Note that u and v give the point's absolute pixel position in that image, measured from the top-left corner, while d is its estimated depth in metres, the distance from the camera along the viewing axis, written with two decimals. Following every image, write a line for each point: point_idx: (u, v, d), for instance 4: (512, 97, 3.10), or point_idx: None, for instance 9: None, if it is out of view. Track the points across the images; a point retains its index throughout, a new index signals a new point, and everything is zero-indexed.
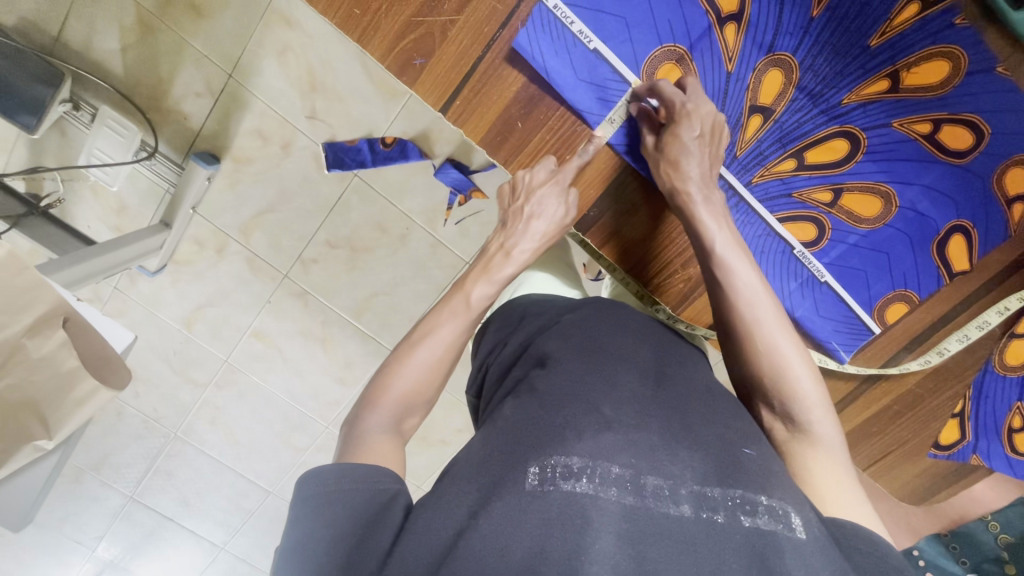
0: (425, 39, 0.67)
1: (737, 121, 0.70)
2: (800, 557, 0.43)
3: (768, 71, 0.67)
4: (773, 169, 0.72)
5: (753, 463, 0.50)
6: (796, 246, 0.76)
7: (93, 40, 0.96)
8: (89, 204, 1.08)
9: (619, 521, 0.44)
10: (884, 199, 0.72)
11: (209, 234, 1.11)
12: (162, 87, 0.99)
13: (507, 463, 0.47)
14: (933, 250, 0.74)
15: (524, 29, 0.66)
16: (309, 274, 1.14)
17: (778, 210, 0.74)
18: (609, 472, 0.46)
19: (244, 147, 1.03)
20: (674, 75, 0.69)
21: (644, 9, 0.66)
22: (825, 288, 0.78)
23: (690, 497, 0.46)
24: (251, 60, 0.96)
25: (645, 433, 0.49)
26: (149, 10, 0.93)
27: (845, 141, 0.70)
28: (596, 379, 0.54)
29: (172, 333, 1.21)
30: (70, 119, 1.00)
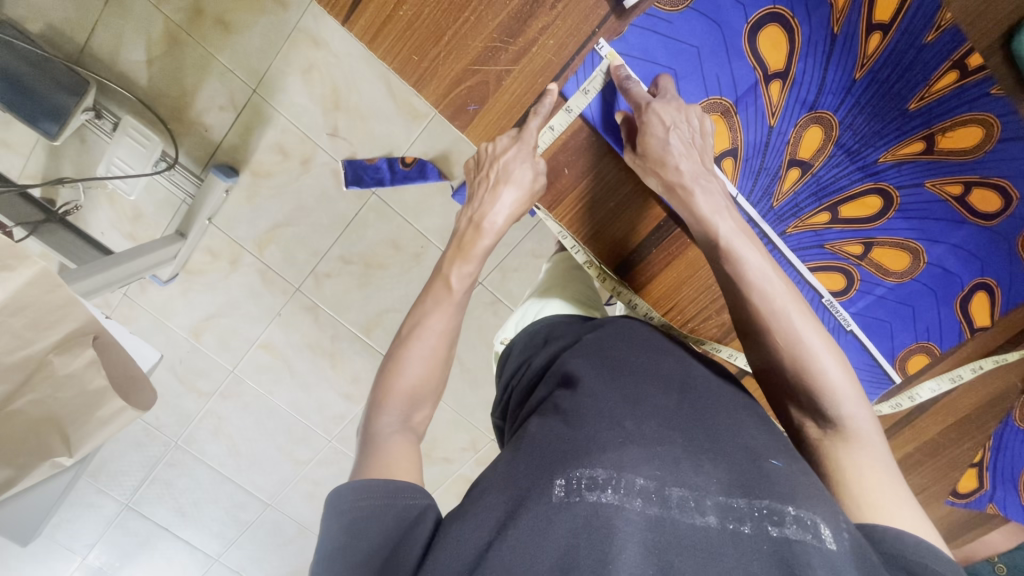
0: (479, 87, 0.71)
1: (774, 173, 0.72)
2: (832, 567, 0.41)
3: (809, 127, 0.70)
4: (807, 221, 0.74)
5: (781, 474, 0.48)
6: (826, 295, 0.77)
7: (120, 51, 0.97)
8: (104, 211, 1.08)
9: (647, 535, 0.43)
10: (912, 253, 0.73)
11: (223, 245, 1.11)
12: (186, 99, 1.00)
13: (534, 473, 0.48)
14: (955, 305, 0.76)
15: (573, 78, 0.69)
16: (321, 289, 1.14)
17: (808, 260, 0.76)
18: (634, 483, 0.46)
19: (264, 161, 1.04)
20: (720, 126, 0.70)
21: (694, 62, 0.68)
22: (851, 337, 0.79)
23: (716, 508, 0.45)
24: (276, 76, 0.98)
25: (668, 446, 0.49)
26: (178, 24, 0.95)
27: (880, 198, 0.71)
28: (619, 395, 0.54)
29: (179, 342, 1.20)
30: (93, 127, 1.00)
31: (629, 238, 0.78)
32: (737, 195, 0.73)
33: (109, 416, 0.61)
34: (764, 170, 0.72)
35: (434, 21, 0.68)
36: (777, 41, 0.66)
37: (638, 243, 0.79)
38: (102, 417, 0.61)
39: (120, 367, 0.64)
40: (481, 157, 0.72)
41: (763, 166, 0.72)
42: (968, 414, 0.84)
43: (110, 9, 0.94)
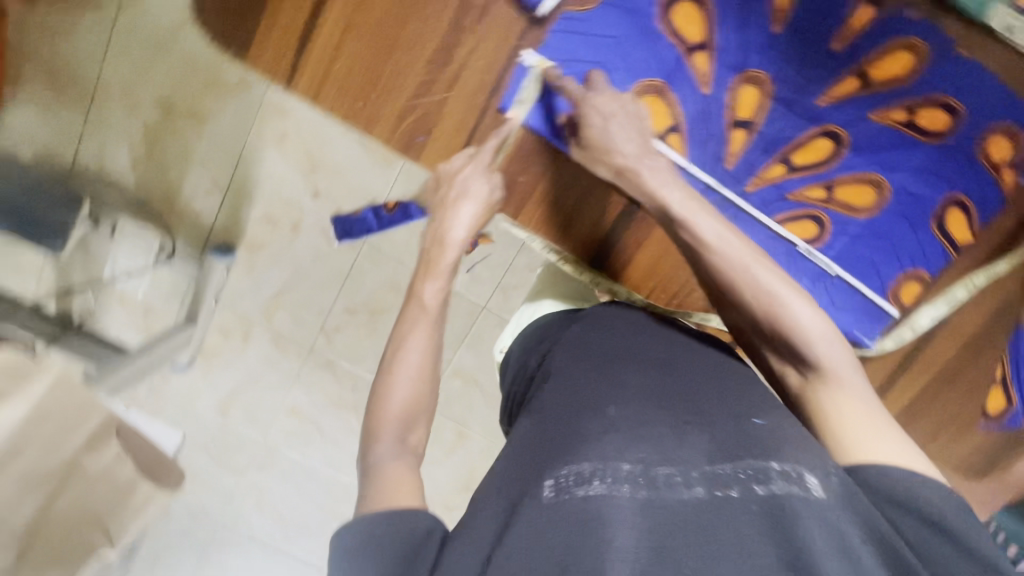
0: (424, 117, 0.75)
1: (720, 138, 0.74)
2: (826, 517, 0.39)
3: (743, 87, 0.72)
4: (764, 177, 0.75)
5: (764, 432, 0.48)
6: (802, 245, 0.77)
7: (106, 160, 1.02)
8: (116, 312, 1.12)
9: (637, 518, 0.42)
10: (875, 186, 0.75)
11: (233, 321, 1.14)
12: (173, 191, 1.05)
13: (525, 480, 0.48)
14: (932, 226, 0.77)
15: (507, 94, 0.73)
16: (333, 344, 1.16)
17: (776, 216, 0.77)
18: (620, 470, 0.46)
19: (256, 233, 1.08)
20: (657, 106, 0.72)
21: (614, 52, 0.70)
22: (839, 282, 0.80)
23: (702, 479, 0.44)
24: (253, 152, 1.02)
25: (653, 428, 0.49)
26: (155, 124, 1.00)
27: (829, 140, 0.73)
28: (600, 384, 0.55)
29: (209, 423, 1.23)
30: (93, 237, 1.05)
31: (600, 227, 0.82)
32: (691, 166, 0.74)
33: None
34: (710, 137, 0.74)
35: (361, 74, 0.73)
36: (691, 15, 0.69)
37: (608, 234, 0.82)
38: None
39: (148, 450, 0.68)
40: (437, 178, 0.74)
41: (708, 133, 0.74)
42: (975, 333, 0.85)
43: (91, 123, 1.00)
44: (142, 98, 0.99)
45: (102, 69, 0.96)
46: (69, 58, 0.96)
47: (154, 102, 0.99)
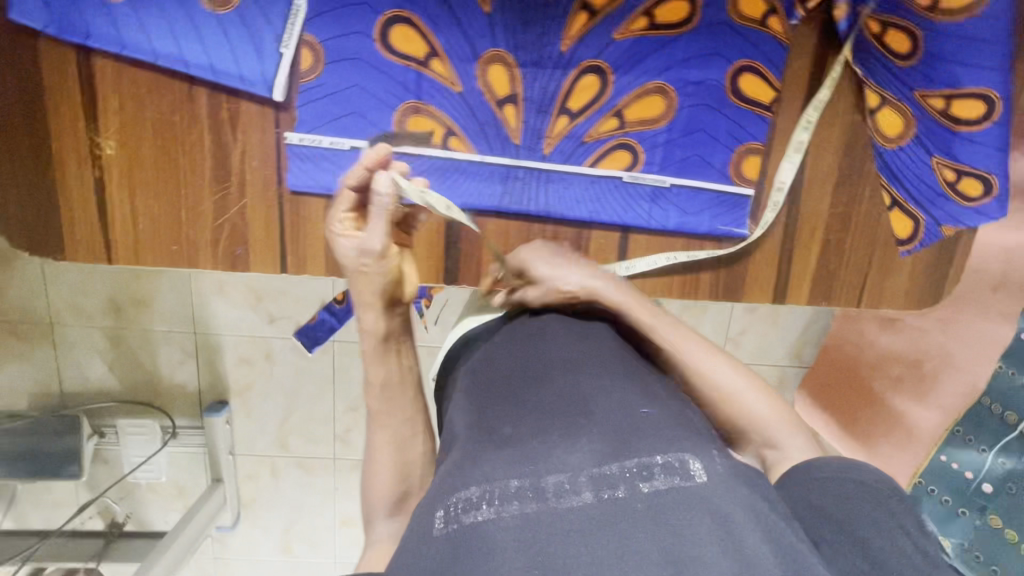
0: (234, 228, 0.54)
1: (492, 123, 0.55)
2: (706, 498, 0.35)
3: (578, 78, 0.54)
4: (599, 132, 0.55)
5: (652, 420, 0.41)
6: (623, 176, 0.56)
7: (88, 375, 1.10)
8: (154, 502, 1.18)
9: (520, 534, 0.35)
10: (661, 94, 0.55)
11: (256, 464, 1.18)
12: (153, 375, 1.11)
13: (420, 513, 0.39)
14: (735, 102, 0.56)
15: (289, 173, 0.54)
16: (352, 445, 1.18)
17: (583, 164, 0.56)
18: (508, 487, 0.37)
19: (238, 378, 1.12)
20: (425, 121, 0.54)
21: (365, 95, 0.53)
22: (678, 190, 0.57)
23: (590, 482, 0.37)
24: (202, 309, 1.08)
25: (544, 434, 0.41)
26: (113, 326, 1.08)
27: (661, 97, 0.55)
28: (498, 395, 0.46)
29: (280, 565, 1.26)
30: (107, 446, 1.12)
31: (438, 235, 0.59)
32: (483, 159, 0.56)
33: None
34: (533, 137, 0.55)
35: (134, 225, 0.54)
36: (407, 35, 0.52)
37: (443, 247, 0.59)
38: None
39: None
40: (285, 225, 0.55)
41: (533, 130, 0.55)
42: None
43: (61, 350, 1.08)
44: (93, 308, 1.06)
45: (51, 300, 1.05)
46: (21, 305, 1.05)
47: (104, 307, 1.07)
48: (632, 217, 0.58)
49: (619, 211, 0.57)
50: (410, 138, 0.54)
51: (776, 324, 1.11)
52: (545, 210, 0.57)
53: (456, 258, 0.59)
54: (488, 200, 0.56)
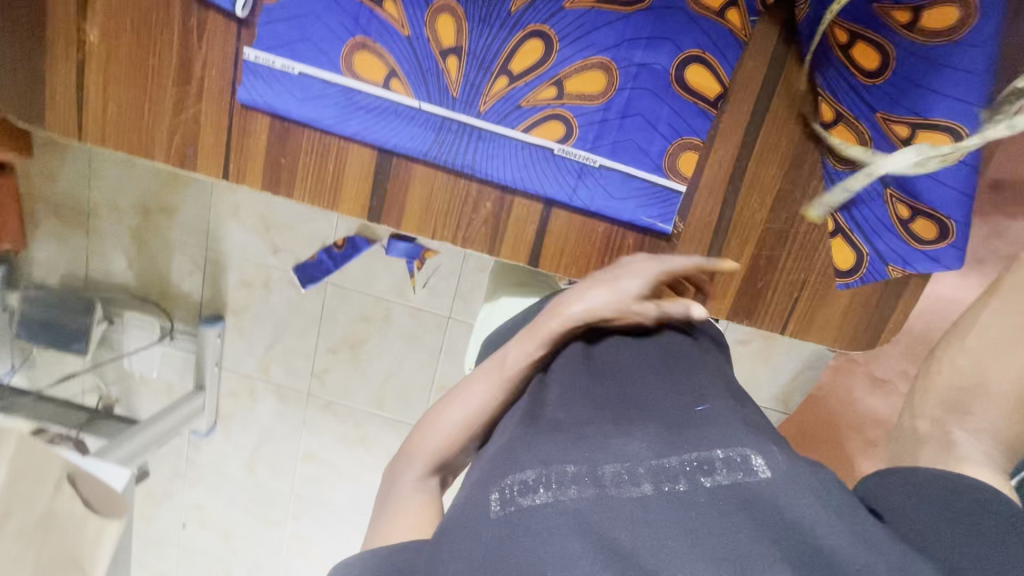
0: (188, 124, 0.57)
1: (435, 71, 0.55)
2: (774, 499, 0.36)
3: (523, 42, 0.55)
4: (534, 100, 0.56)
5: (706, 416, 0.44)
6: (555, 147, 0.57)
7: (111, 268, 1.20)
8: (145, 395, 1.28)
9: (581, 518, 0.38)
10: (605, 70, 0.56)
11: (239, 382, 1.26)
12: (165, 280, 1.20)
13: (474, 491, 0.43)
14: (678, 89, 0.57)
15: (241, 86, 0.55)
16: (326, 384, 1.23)
17: (515, 128, 0.56)
18: (565, 473, 0.40)
19: (237, 299, 1.19)
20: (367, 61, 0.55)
21: (318, 25, 0.54)
22: (606, 172, 0.58)
23: (649, 474, 0.39)
24: (217, 228, 1.15)
25: (597, 426, 0.44)
26: (138, 227, 1.17)
27: (602, 75, 0.56)
28: (557, 385, 0.50)
29: (242, 482, 1.33)
30: (113, 333, 1.22)
31: (368, 172, 0.58)
32: (421, 106, 0.56)
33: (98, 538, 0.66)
34: (470, 89, 0.55)
35: (131, 114, 0.57)
36: None
37: (371, 183, 0.58)
38: (93, 541, 0.66)
39: (100, 487, 0.70)
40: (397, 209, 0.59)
41: (470, 83, 0.55)
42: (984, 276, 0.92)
43: (92, 239, 1.18)
44: (124, 207, 1.15)
45: (90, 192, 1.15)
46: (65, 191, 1.15)
47: (133, 208, 1.15)
48: (555, 190, 0.58)
49: (546, 181, 0.58)
50: (362, 78, 0.55)
51: (766, 363, 1.04)
52: (471, 165, 0.57)
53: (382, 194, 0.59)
54: (418, 146, 0.57)
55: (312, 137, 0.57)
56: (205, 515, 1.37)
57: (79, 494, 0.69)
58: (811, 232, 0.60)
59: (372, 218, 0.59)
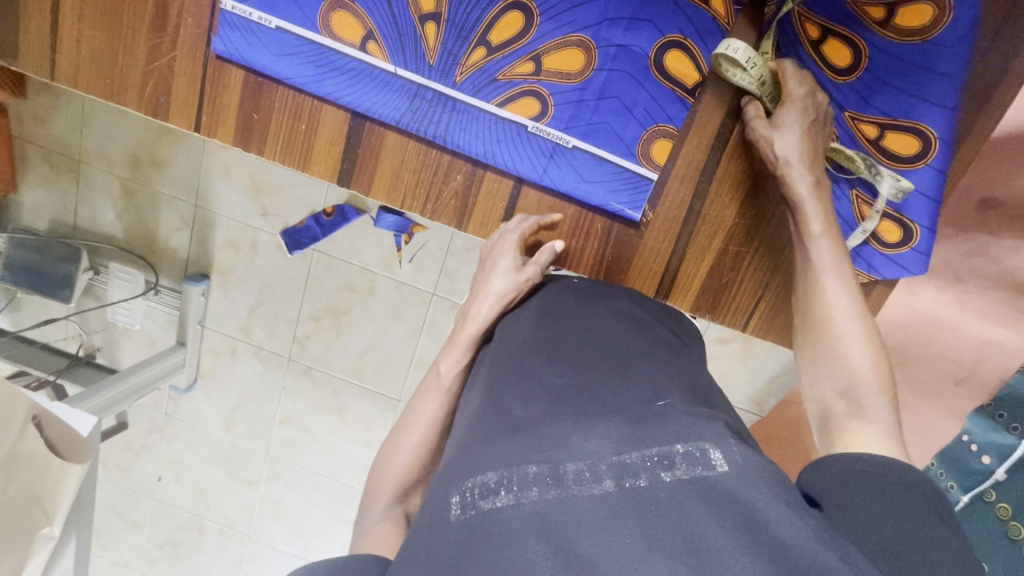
0: (161, 76, 0.56)
1: (412, 36, 0.54)
2: (732, 496, 0.34)
3: (504, 13, 0.54)
4: (511, 74, 0.55)
5: (666, 411, 0.41)
6: (528, 125, 0.57)
7: (99, 218, 1.20)
8: (127, 347, 1.28)
9: (540, 522, 0.35)
10: (583, 49, 0.55)
11: (221, 342, 1.26)
12: (152, 234, 1.19)
13: (438, 492, 0.42)
14: (656, 75, 0.56)
15: (217, 37, 0.54)
16: (307, 350, 1.24)
17: (490, 101, 0.56)
18: (526, 474, 0.38)
19: (223, 258, 1.19)
20: (343, 19, 0.54)
21: None
22: (579, 154, 0.58)
23: (611, 470, 0.37)
24: (207, 186, 1.14)
25: (558, 423, 0.41)
26: (128, 179, 1.16)
27: (583, 53, 0.55)
28: (517, 380, 0.47)
29: (219, 441, 1.35)
30: (98, 283, 1.23)
31: (340, 138, 0.57)
32: (397, 71, 0.55)
33: (59, 480, 0.68)
34: (448, 57, 0.55)
35: (102, 59, 0.56)
36: None
37: (343, 147, 0.58)
38: (54, 483, 0.67)
39: (66, 433, 0.71)
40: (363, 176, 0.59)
41: (447, 51, 0.55)
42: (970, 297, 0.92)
43: (81, 187, 1.18)
44: (115, 157, 1.14)
45: (81, 140, 1.13)
46: (57, 136, 1.14)
47: (125, 159, 1.14)
48: (526, 168, 0.58)
49: (517, 158, 0.57)
50: (341, 39, 0.55)
51: (743, 364, 1.04)
52: (444, 136, 0.56)
53: (352, 160, 0.58)
54: (391, 112, 0.56)
55: (287, 95, 0.56)
56: (181, 470, 1.39)
57: (44, 438, 0.70)
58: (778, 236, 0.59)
59: (343, 182, 0.59)
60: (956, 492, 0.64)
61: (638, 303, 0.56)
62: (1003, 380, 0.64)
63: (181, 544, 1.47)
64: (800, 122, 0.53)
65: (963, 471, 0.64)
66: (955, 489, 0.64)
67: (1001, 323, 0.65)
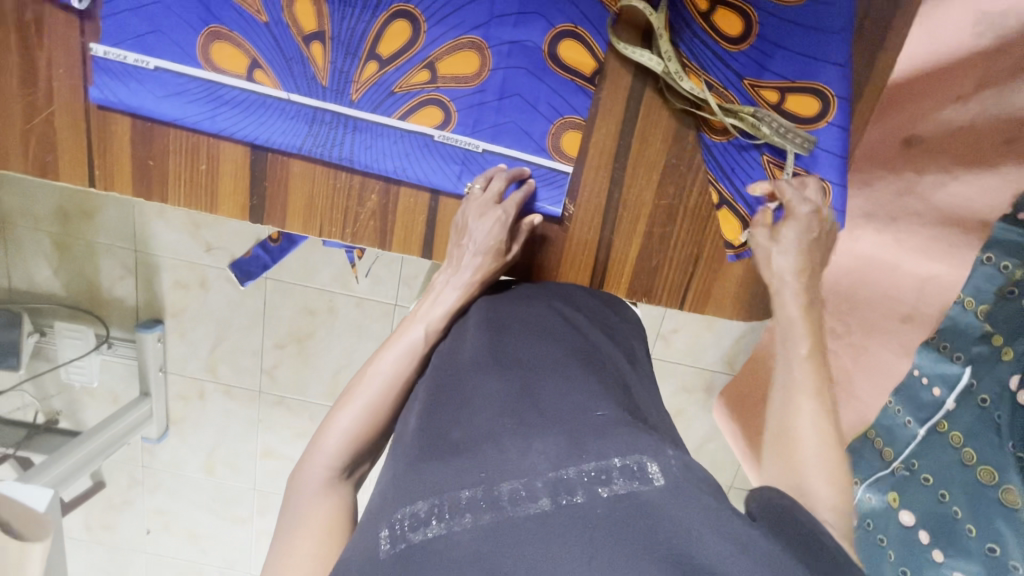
0: (48, 131, 0.53)
1: (299, 59, 0.53)
2: (664, 508, 0.33)
3: (389, 23, 0.53)
4: (407, 85, 0.55)
5: (607, 422, 0.40)
6: (435, 134, 0.56)
7: (35, 277, 1.14)
8: (91, 405, 1.24)
9: (473, 549, 0.33)
10: (476, 50, 0.55)
11: (187, 385, 1.23)
12: (94, 286, 1.14)
13: (365, 531, 0.38)
14: (553, 68, 0.56)
15: (93, 86, 0.52)
16: (277, 380, 1.21)
17: (391, 115, 0.55)
18: (459, 500, 0.36)
19: (174, 300, 1.15)
20: (225, 50, 0.52)
21: (173, 15, 0.51)
22: (491, 157, 0.57)
23: (547, 487, 0.35)
24: (143, 229, 1.09)
25: (495, 440, 0.39)
26: (58, 233, 1.10)
27: (478, 54, 0.55)
28: (454, 402, 0.45)
29: (202, 484, 1.32)
30: (46, 345, 1.18)
31: (243, 172, 0.55)
32: (290, 97, 0.54)
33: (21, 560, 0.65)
34: (340, 76, 0.54)
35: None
36: None
37: (249, 181, 0.56)
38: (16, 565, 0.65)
39: (21, 511, 0.67)
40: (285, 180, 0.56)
41: (338, 69, 0.54)
42: None
43: (11, 250, 1.12)
44: (40, 213, 1.08)
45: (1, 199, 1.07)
46: None
47: (51, 214, 1.08)
48: (439, 179, 0.57)
49: (429, 170, 0.57)
50: (224, 71, 0.53)
51: (710, 328, 1.05)
52: (349, 157, 0.55)
53: (261, 193, 0.56)
54: (291, 141, 0.54)
55: (180, 137, 0.54)
56: (170, 520, 1.36)
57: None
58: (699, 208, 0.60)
59: (256, 219, 0.57)
60: (913, 427, 0.67)
61: (574, 304, 0.56)
62: (942, 313, 0.66)
63: None
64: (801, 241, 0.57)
65: (917, 405, 0.66)
66: (912, 424, 0.67)
67: (934, 257, 0.66)
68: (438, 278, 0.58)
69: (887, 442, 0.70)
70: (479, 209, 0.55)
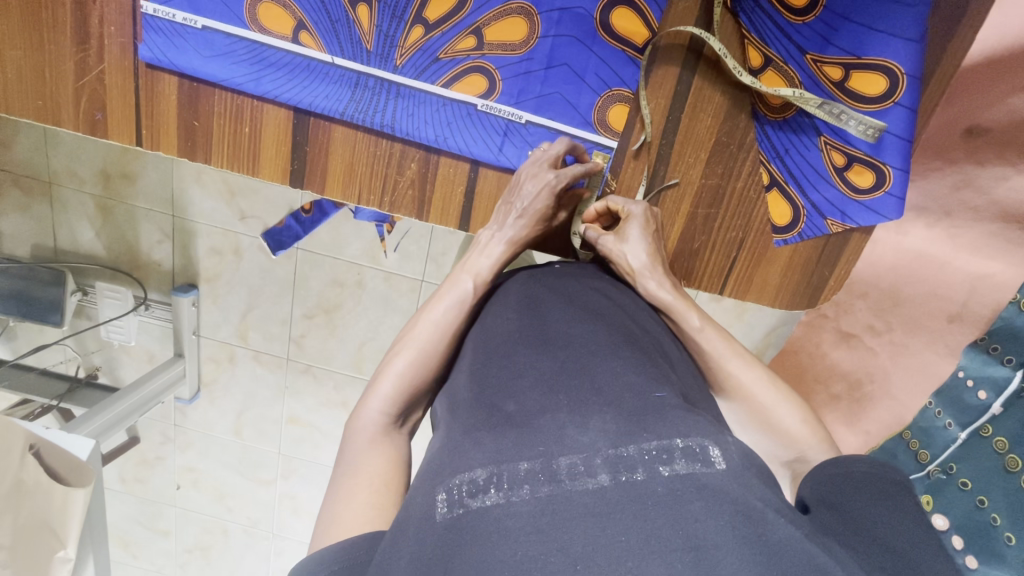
0: (98, 91, 0.55)
1: (345, 22, 0.53)
2: (726, 492, 0.32)
3: None
4: (454, 50, 0.54)
5: (667, 404, 0.39)
6: (477, 103, 0.56)
7: (78, 238, 1.18)
8: (127, 363, 1.29)
9: (533, 522, 0.32)
10: (525, 16, 0.54)
11: (218, 349, 1.26)
12: (133, 248, 1.18)
13: (420, 491, 0.37)
14: (605, 37, 0.55)
15: (142, 44, 0.53)
16: (305, 349, 1.24)
17: (435, 83, 0.55)
18: (517, 471, 0.35)
19: (208, 266, 1.18)
20: (273, 9, 0.53)
21: None
22: (533, 129, 0.57)
23: (606, 464, 0.34)
24: (181, 194, 1.11)
25: (552, 414, 0.39)
26: (101, 195, 1.13)
27: (525, 21, 0.54)
28: (503, 376, 0.45)
29: (230, 445, 1.37)
30: (88, 303, 1.22)
31: (286, 135, 0.56)
32: (334, 61, 0.54)
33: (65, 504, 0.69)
34: (388, 39, 0.54)
35: (35, 82, 0.54)
36: None
37: (290, 148, 0.57)
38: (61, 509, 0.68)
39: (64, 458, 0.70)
40: (325, 145, 0.57)
41: (385, 33, 0.53)
42: None
43: (56, 210, 1.15)
44: (85, 175, 1.11)
45: (48, 160, 1.11)
46: (24, 159, 1.11)
47: (94, 176, 1.11)
48: (480, 149, 0.57)
49: (470, 140, 0.57)
50: (270, 32, 0.53)
51: (740, 319, 0.96)
52: (391, 125, 0.55)
53: (303, 156, 0.57)
54: (334, 105, 0.55)
55: (224, 98, 0.55)
56: (199, 477, 1.42)
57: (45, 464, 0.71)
58: (748, 189, 0.60)
59: (297, 184, 0.58)
60: (953, 430, 0.63)
61: (621, 292, 0.56)
62: (995, 314, 0.61)
63: (208, 546, 1.50)
64: (644, 235, 0.57)
65: (960, 407, 0.62)
66: (953, 426, 0.63)
67: (990, 256, 0.62)
68: (483, 232, 0.58)
69: (923, 444, 0.66)
70: (534, 169, 0.55)
